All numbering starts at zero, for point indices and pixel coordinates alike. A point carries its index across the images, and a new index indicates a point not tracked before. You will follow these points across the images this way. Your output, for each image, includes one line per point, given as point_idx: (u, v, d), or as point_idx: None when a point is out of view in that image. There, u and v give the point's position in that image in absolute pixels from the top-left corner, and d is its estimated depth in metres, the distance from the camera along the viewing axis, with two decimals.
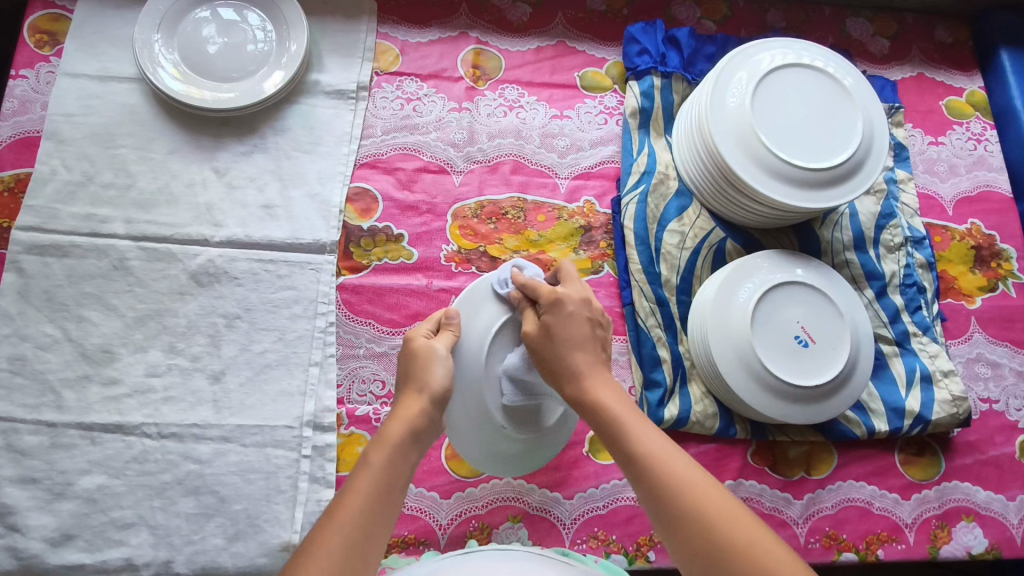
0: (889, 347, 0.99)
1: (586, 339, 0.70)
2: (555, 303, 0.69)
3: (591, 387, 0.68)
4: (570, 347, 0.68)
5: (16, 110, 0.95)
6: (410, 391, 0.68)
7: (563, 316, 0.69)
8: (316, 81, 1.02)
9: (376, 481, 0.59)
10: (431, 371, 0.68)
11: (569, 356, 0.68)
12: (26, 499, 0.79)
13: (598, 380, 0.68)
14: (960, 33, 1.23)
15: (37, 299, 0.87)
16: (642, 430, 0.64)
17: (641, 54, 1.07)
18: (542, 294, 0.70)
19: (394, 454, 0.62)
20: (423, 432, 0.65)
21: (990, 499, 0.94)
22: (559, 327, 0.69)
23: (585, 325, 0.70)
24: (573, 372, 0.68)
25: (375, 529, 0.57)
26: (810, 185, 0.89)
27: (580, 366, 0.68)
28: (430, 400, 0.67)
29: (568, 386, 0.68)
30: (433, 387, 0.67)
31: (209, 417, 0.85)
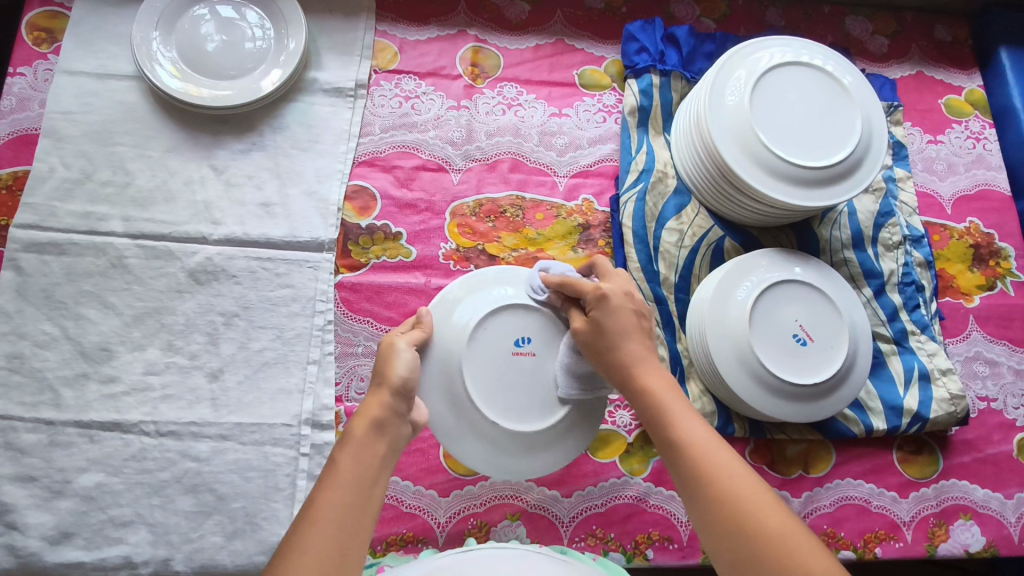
0: (887, 345, 0.99)
1: (634, 330, 0.70)
2: (600, 298, 0.70)
3: (639, 375, 0.68)
4: (619, 339, 0.69)
5: (14, 107, 0.95)
6: (373, 389, 0.67)
7: (610, 311, 0.69)
8: (314, 79, 1.02)
9: (349, 482, 0.58)
10: (392, 365, 0.68)
11: (620, 347, 0.69)
12: (25, 497, 0.79)
13: (648, 368, 0.68)
14: (960, 31, 1.23)
15: (35, 297, 0.87)
16: (690, 420, 0.64)
17: (640, 52, 1.07)
18: (586, 291, 0.71)
19: (360, 451, 0.61)
20: (386, 424, 0.64)
21: (988, 497, 0.95)
22: (606, 320, 0.69)
23: (631, 317, 0.70)
24: (624, 362, 0.68)
25: (350, 530, 0.55)
26: (808, 183, 0.89)
27: (630, 355, 0.68)
28: (391, 392, 0.65)
29: (617, 373, 0.69)
30: (395, 379, 0.66)
31: (207, 415, 0.85)
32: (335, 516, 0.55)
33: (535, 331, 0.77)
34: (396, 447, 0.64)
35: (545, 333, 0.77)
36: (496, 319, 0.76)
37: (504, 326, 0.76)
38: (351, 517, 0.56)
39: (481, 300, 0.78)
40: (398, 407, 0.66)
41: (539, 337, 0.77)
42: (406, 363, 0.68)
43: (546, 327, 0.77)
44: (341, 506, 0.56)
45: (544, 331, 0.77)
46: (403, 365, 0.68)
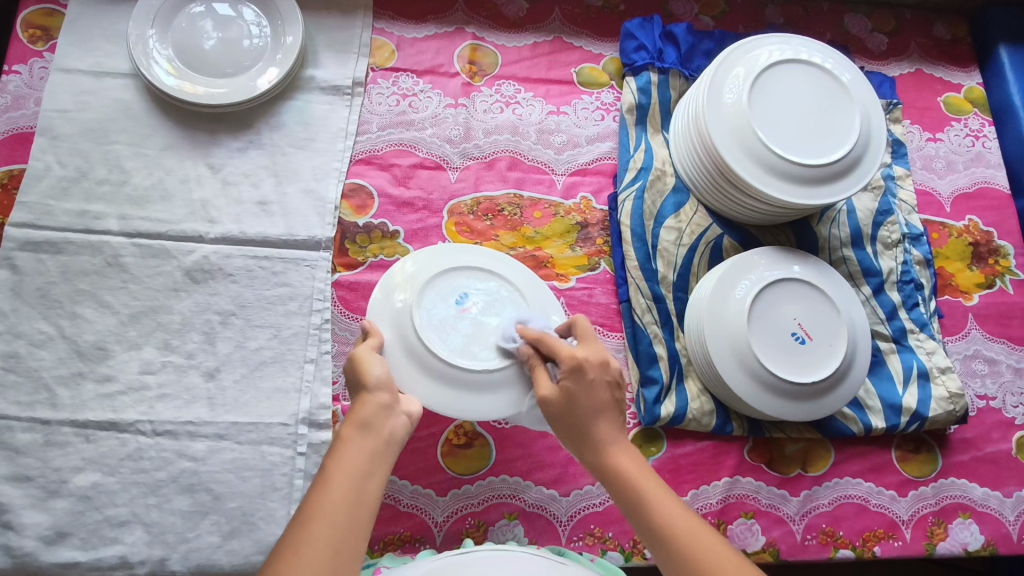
0: (886, 344, 0.98)
1: (608, 406, 0.70)
2: (576, 369, 0.69)
3: (613, 456, 0.68)
4: (592, 416, 0.69)
5: (9, 106, 0.94)
6: (354, 396, 0.68)
7: (584, 384, 0.69)
8: (311, 77, 1.01)
9: (341, 481, 0.58)
10: (366, 365, 0.68)
11: (591, 425, 0.69)
12: (20, 497, 0.79)
13: (618, 447, 0.69)
14: (959, 29, 1.23)
15: (30, 296, 0.86)
16: (668, 506, 0.64)
17: (638, 50, 1.07)
18: (563, 358, 0.70)
19: (351, 451, 0.61)
20: (374, 420, 0.64)
21: (987, 496, 0.94)
22: (579, 392, 0.69)
23: (605, 391, 0.70)
24: (595, 440, 0.69)
25: (344, 529, 0.55)
26: (807, 181, 0.89)
27: (600, 435, 0.69)
28: (371, 389, 0.66)
29: (590, 453, 0.69)
30: (372, 377, 0.67)
31: (204, 414, 0.85)
32: (329, 517, 0.55)
33: (468, 285, 0.82)
34: (392, 441, 0.64)
35: (478, 283, 0.82)
36: (432, 285, 0.81)
37: (442, 290, 0.81)
38: (346, 516, 0.56)
39: (410, 274, 0.81)
40: (384, 400, 0.66)
41: (474, 289, 0.82)
42: (380, 361, 0.69)
43: (478, 281, 0.82)
44: (336, 505, 0.56)
45: (475, 283, 0.82)
46: (376, 362, 0.69)
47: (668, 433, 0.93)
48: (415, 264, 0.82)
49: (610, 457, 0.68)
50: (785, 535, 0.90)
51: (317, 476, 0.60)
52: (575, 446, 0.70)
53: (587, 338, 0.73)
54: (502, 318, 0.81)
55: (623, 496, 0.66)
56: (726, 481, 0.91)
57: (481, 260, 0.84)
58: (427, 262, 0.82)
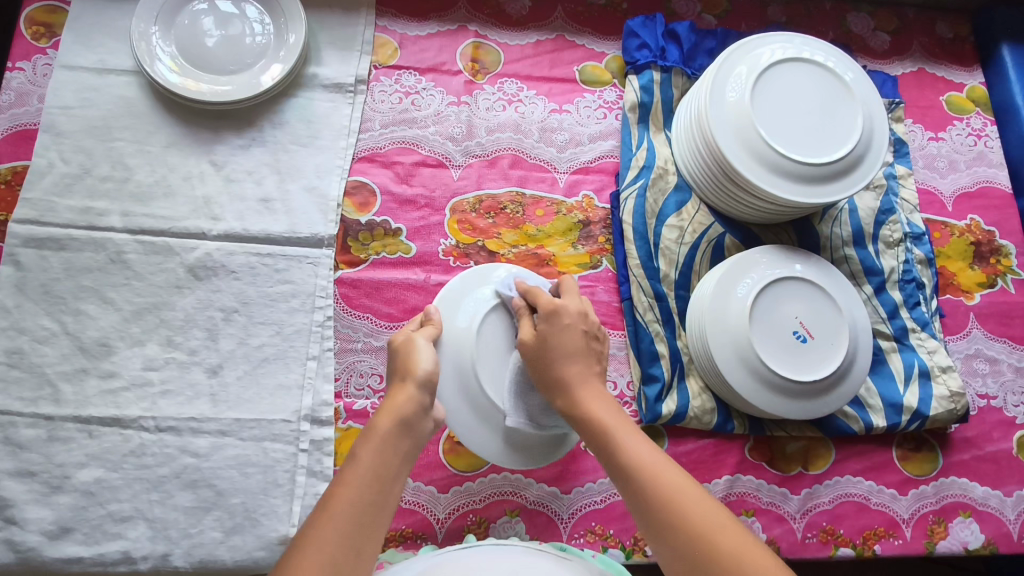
0: (888, 343, 0.98)
1: (581, 351, 0.72)
2: (552, 313, 0.72)
3: (586, 399, 0.70)
4: (563, 358, 0.71)
5: (12, 102, 0.94)
6: (397, 385, 0.68)
7: (558, 325, 0.72)
8: (314, 75, 1.01)
9: (368, 479, 0.58)
10: (415, 360, 0.69)
11: (557, 368, 0.71)
12: (24, 492, 0.79)
13: (589, 392, 0.70)
14: (961, 28, 1.23)
15: (34, 293, 0.86)
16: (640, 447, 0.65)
17: (641, 48, 1.07)
18: (542, 304, 0.74)
19: (382, 445, 0.61)
20: (411, 420, 0.64)
21: (988, 495, 0.94)
22: (553, 336, 0.72)
23: (581, 337, 0.72)
24: (563, 381, 0.70)
25: (366, 525, 0.56)
26: (810, 180, 0.89)
27: (571, 377, 0.70)
28: (417, 386, 0.67)
29: (559, 394, 0.71)
30: (419, 372, 0.67)
31: (207, 411, 0.85)
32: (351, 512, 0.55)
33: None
34: (420, 443, 0.65)
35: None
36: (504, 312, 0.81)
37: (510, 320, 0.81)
38: (368, 515, 0.56)
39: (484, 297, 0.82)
40: (424, 401, 0.67)
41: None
42: (428, 358, 0.69)
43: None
44: (361, 501, 0.57)
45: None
46: (427, 360, 0.69)
47: (669, 431, 0.93)
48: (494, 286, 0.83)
49: (584, 397, 0.70)
50: (785, 533, 0.90)
51: (346, 464, 0.60)
52: (544, 390, 0.72)
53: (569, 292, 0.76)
54: None
55: (597, 439, 0.67)
56: (727, 480, 0.91)
57: None
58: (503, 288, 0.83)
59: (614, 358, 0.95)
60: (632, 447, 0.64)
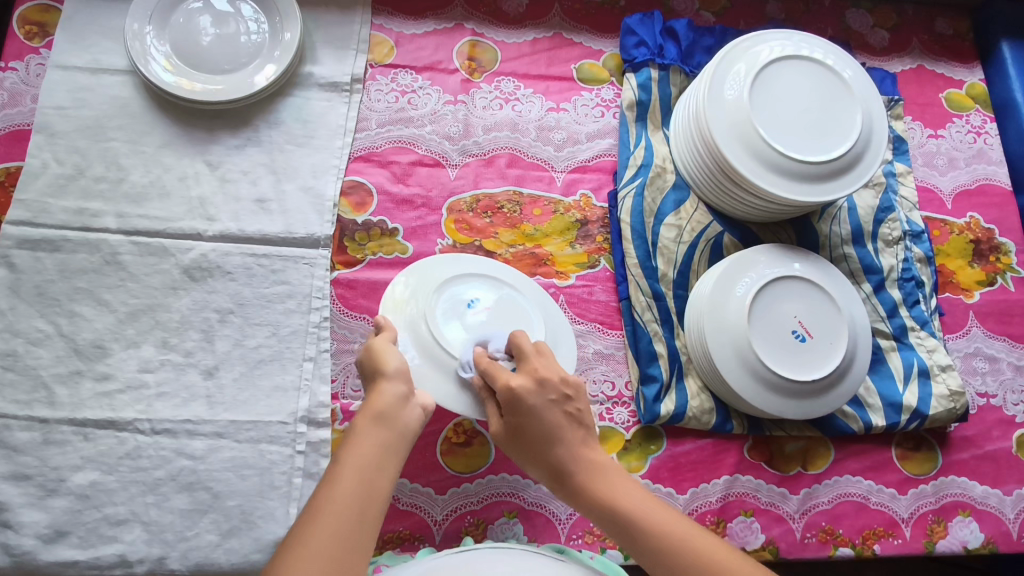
0: (887, 342, 0.98)
1: (559, 427, 0.70)
2: (514, 400, 0.70)
3: (593, 484, 0.69)
4: (545, 444, 0.70)
5: (6, 102, 0.94)
6: (371, 385, 0.68)
7: (525, 412, 0.70)
8: (310, 74, 1.01)
9: (351, 475, 0.58)
10: (383, 357, 0.70)
11: (551, 455, 0.70)
12: (18, 496, 0.79)
13: (584, 472, 0.70)
14: (961, 25, 1.22)
15: (28, 295, 0.86)
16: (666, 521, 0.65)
17: (638, 46, 1.06)
18: (500, 388, 0.72)
19: (363, 441, 0.61)
20: (388, 412, 0.64)
21: (987, 494, 0.94)
22: (525, 423, 0.70)
23: (552, 410, 0.71)
24: (560, 469, 0.70)
25: (355, 521, 0.55)
26: (808, 178, 0.88)
27: (561, 461, 0.70)
28: (389, 379, 0.67)
29: (557, 480, 0.70)
30: (389, 367, 0.68)
31: (203, 413, 0.85)
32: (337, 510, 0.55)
33: (478, 289, 0.84)
34: (407, 433, 0.65)
35: (491, 291, 0.84)
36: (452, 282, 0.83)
37: (457, 290, 0.83)
38: (356, 510, 0.56)
39: (426, 281, 0.83)
40: (401, 392, 0.67)
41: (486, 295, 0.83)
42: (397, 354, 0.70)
43: (495, 294, 0.84)
44: (348, 496, 0.56)
45: (490, 292, 0.84)
46: (394, 356, 0.70)
47: (667, 431, 0.93)
48: (429, 273, 0.83)
49: (594, 481, 0.69)
50: (784, 533, 0.89)
51: (330, 464, 0.60)
52: (545, 478, 0.72)
53: (524, 359, 0.74)
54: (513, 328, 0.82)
55: (614, 524, 0.67)
56: (726, 480, 0.91)
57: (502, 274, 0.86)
58: (441, 271, 0.84)
59: (612, 358, 0.95)
60: (655, 524, 0.65)
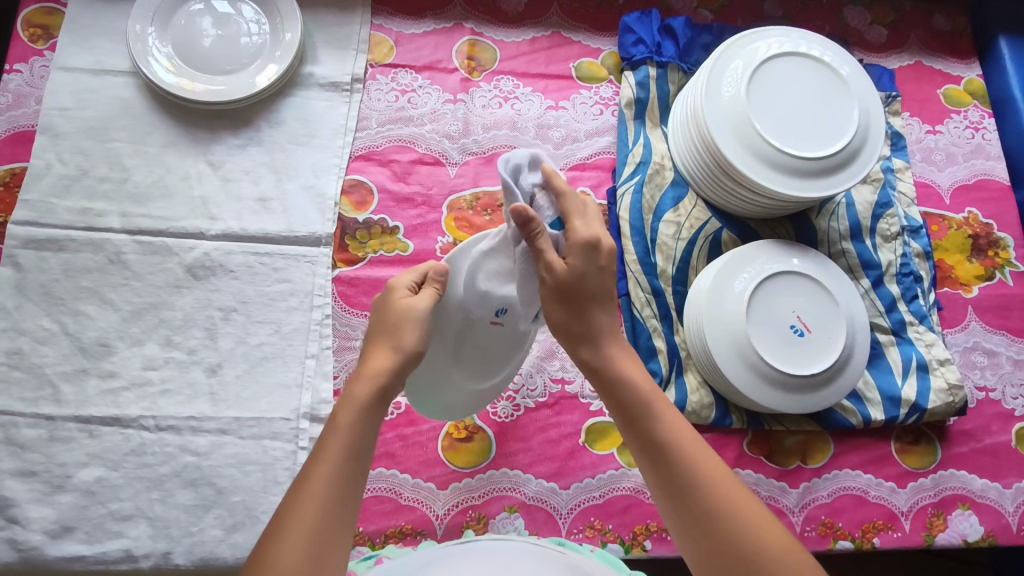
0: (885, 336, 0.99)
1: (609, 296, 0.71)
2: (593, 246, 0.68)
3: (619, 358, 0.70)
4: (597, 303, 0.70)
5: (10, 104, 0.95)
6: (382, 348, 0.65)
7: (596, 262, 0.68)
8: (310, 74, 1.02)
9: (344, 458, 0.58)
10: (404, 329, 0.66)
11: (588, 315, 0.69)
12: (25, 492, 0.80)
13: (614, 343, 0.71)
14: (959, 21, 1.22)
15: (34, 294, 0.87)
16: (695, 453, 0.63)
17: (636, 44, 1.07)
18: (581, 229, 0.68)
19: (360, 418, 0.60)
20: (389, 391, 0.64)
21: (986, 487, 0.95)
22: (589, 273, 0.68)
23: (603, 275, 0.69)
24: (592, 331, 0.70)
25: (340, 510, 0.56)
26: (805, 173, 0.89)
27: (599, 324, 0.70)
28: (400, 358, 0.64)
29: (584, 341, 0.70)
30: (405, 347, 0.65)
31: (206, 410, 0.86)
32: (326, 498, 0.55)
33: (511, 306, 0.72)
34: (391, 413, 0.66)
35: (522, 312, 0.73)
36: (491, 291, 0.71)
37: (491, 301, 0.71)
38: (342, 499, 0.56)
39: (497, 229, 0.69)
40: (402, 374, 0.65)
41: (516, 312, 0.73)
42: (418, 333, 0.66)
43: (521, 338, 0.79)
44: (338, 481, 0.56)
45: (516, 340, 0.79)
46: (415, 334, 0.66)
47: None
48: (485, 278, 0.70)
49: (619, 358, 0.70)
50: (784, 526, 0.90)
51: (322, 435, 0.59)
52: (572, 332, 0.70)
53: (579, 213, 0.69)
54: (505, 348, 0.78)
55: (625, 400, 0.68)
56: None
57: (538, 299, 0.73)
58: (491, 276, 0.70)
59: None
60: (668, 425, 0.65)
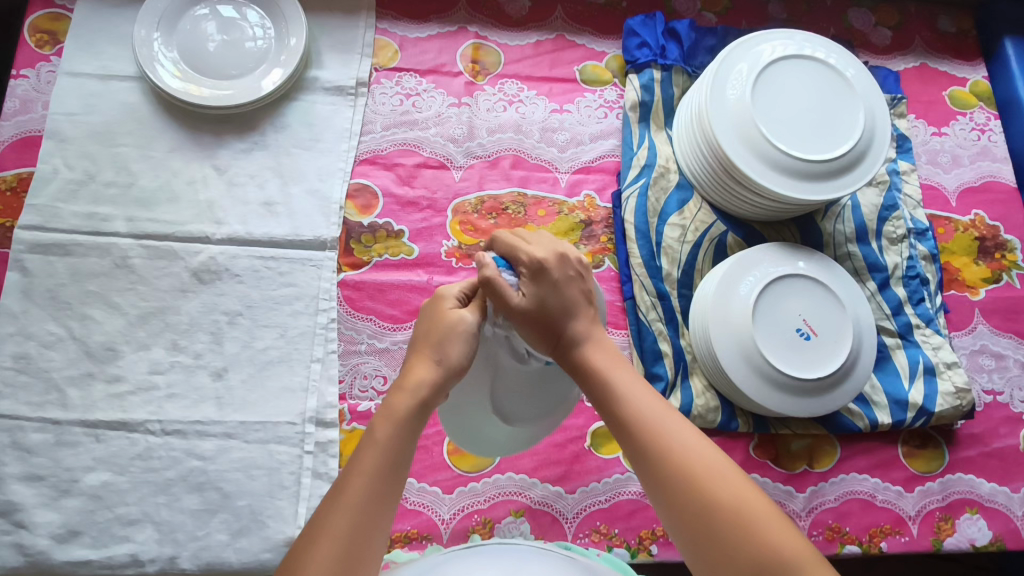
0: (892, 340, 0.98)
1: (579, 303, 0.64)
2: (538, 271, 0.62)
3: (587, 353, 0.63)
4: (566, 317, 0.63)
5: (17, 109, 0.95)
6: (424, 359, 0.61)
7: (549, 283, 0.62)
8: (315, 78, 1.02)
9: (381, 470, 0.55)
10: (451, 341, 0.61)
11: (550, 334, 0.63)
12: (32, 496, 0.80)
13: (587, 343, 0.64)
14: (964, 23, 1.22)
15: (40, 298, 0.87)
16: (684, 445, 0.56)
17: (641, 47, 1.07)
18: (523, 258, 0.63)
19: (400, 431, 0.57)
20: (431, 404, 0.60)
21: (994, 491, 0.94)
22: (546, 296, 0.62)
23: (572, 286, 0.64)
24: (561, 344, 0.63)
25: (375, 521, 0.54)
26: (810, 176, 0.89)
27: (564, 335, 0.63)
28: (445, 372, 0.61)
29: (556, 347, 0.64)
30: (451, 360, 0.61)
31: (212, 414, 0.86)
32: (362, 509, 0.53)
33: None
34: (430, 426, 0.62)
35: None
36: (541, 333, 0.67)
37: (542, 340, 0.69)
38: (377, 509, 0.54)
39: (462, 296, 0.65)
40: (445, 388, 0.61)
41: None
42: (462, 347, 0.62)
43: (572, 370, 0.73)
44: (373, 492, 0.54)
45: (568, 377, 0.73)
46: (459, 348, 0.62)
47: None
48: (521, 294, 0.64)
49: (587, 354, 0.63)
50: None
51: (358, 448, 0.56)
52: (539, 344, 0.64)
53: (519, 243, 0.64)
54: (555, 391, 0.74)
55: (596, 387, 0.62)
56: None
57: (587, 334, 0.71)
58: None
59: None
60: (640, 406, 0.59)
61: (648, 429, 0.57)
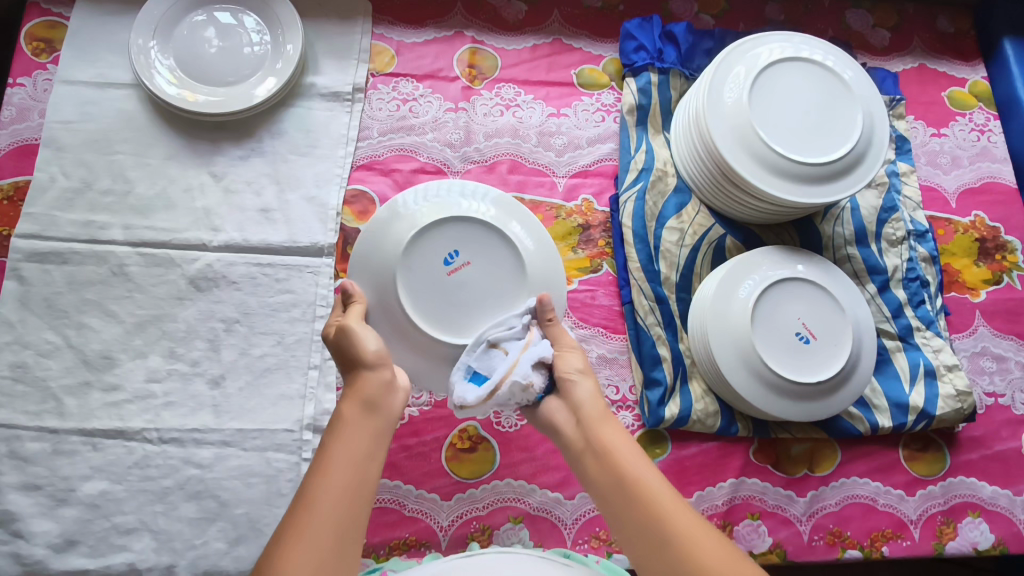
0: (892, 342, 0.98)
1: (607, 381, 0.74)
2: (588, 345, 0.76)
3: (597, 426, 0.64)
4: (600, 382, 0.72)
5: (14, 118, 0.95)
6: (352, 371, 0.68)
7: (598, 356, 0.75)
8: (312, 84, 1.02)
9: (342, 466, 0.58)
10: (362, 342, 0.68)
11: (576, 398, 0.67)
12: (29, 506, 0.80)
13: (600, 412, 0.66)
14: (963, 23, 1.22)
15: (37, 307, 0.87)
16: (682, 515, 0.55)
17: (638, 50, 1.07)
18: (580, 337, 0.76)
19: (352, 429, 0.62)
20: (376, 399, 0.64)
21: (997, 495, 0.93)
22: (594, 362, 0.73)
23: None
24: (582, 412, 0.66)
25: (345, 511, 0.55)
26: (808, 179, 0.88)
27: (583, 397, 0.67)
28: (372, 368, 0.66)
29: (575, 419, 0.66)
30: (370, 354, 0.68)
31: (210, 422, 0.85)
32: (330, 502, 0.55)
33: (457, 242, 0.77)
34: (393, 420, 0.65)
35: (469, 240, 0.77)
36: (423, 240, 0.77)
37: (430, 247, 0.77)
38: (347, 499, 0.56)
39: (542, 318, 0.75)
40: (386, 379, 0.66)
41: (465, 245, 0.77)
42: (373, 337, 0.69)
43: (463, 231, 0.77)
44: (340, 487, 0.57)
45: (468, 237, 0.77)
46: (372, 340, 0.69)
47: (672, 435, 0.93)
48: (357, 255, 0.79)
49: (596, 426, 0.64)
50: (792, 536, 0.89)
51: (318, 456, 0.59)
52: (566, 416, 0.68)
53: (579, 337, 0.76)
54: (486, 285, 0.77)
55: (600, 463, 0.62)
56: (731, 483, 0.91)
57: (478, 228, 0.78)
58: (407, 224, 0.78)
59: (615, 362, 0.95)
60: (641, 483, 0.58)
61: (644, 504, 0.57)
